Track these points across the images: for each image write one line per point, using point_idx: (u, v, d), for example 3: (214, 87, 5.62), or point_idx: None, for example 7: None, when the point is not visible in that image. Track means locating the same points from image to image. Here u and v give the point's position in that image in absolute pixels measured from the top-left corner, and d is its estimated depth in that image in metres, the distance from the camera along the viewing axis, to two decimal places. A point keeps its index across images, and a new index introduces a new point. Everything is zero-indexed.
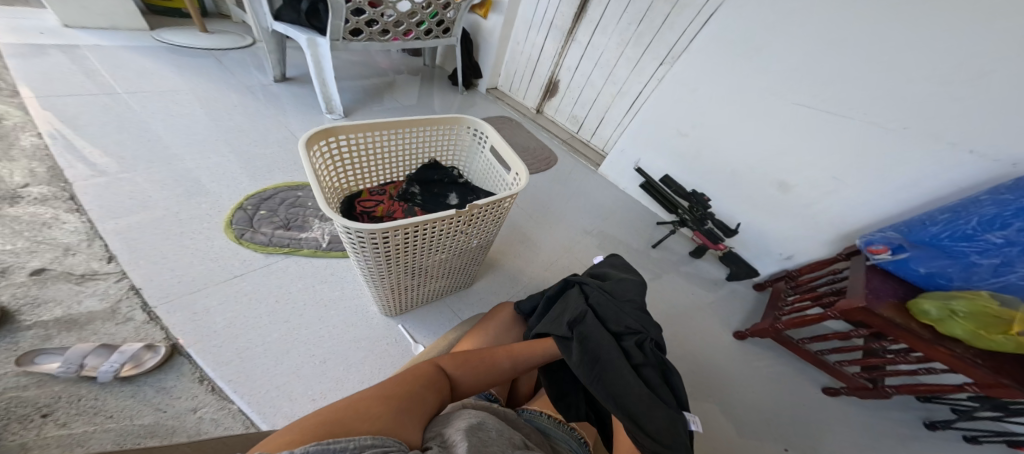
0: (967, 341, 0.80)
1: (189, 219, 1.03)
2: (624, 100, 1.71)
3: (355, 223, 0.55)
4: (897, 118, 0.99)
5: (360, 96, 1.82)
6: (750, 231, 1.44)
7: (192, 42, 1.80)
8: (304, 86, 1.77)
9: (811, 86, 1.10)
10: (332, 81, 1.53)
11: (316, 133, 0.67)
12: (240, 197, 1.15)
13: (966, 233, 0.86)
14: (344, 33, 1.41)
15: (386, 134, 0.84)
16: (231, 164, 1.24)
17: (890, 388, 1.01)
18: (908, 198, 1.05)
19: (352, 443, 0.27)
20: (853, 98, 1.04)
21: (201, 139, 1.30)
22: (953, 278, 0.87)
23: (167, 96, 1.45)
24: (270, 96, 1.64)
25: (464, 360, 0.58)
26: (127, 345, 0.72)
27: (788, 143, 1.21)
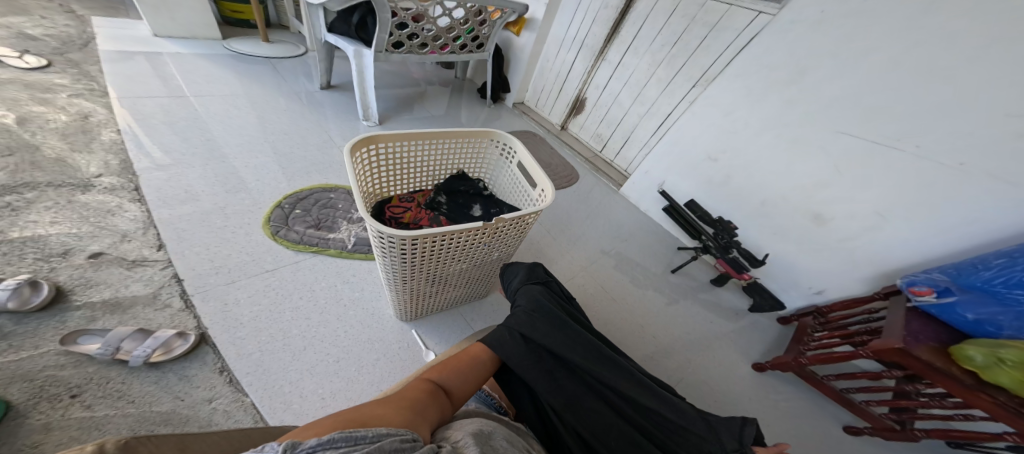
0: (1014, 390, 0.73)
1: (233, 213, 1.09)
2: (652, 121, 1.70)
3: (389, 228, 0.57)
4: (953, 152, 0.94)
5: (393, 104, 1.89)
6: (777, 262, 1.38)
7: (254, 51, 1.94)
8: (345, 93, 1.86)
9: (856, 116, 1.07)
10: (371, 89, 1.61)
11: (359, 140, 0.70)
12: (277, 195, 1.21)
13: (1023, 280, 0.80)
14: (387, 46, 1.48)
15: (421, 144, 0.87)
16: (272, 164, 1.31)
17: (921, 433, 0.93)
18: (959, 238, 0.99)
19: (372, 433, 0.28)
20: (904, 129, 1.00)
21: (246, 138, 1.38)
22: (1004, 326, 0.79)
23: (228, 99, 1.55)
24: (314, 101, 1.73)
25: (447, 368, 0.54)
26: (161, 331, 0.76)
27: (825, 174, 1.17)
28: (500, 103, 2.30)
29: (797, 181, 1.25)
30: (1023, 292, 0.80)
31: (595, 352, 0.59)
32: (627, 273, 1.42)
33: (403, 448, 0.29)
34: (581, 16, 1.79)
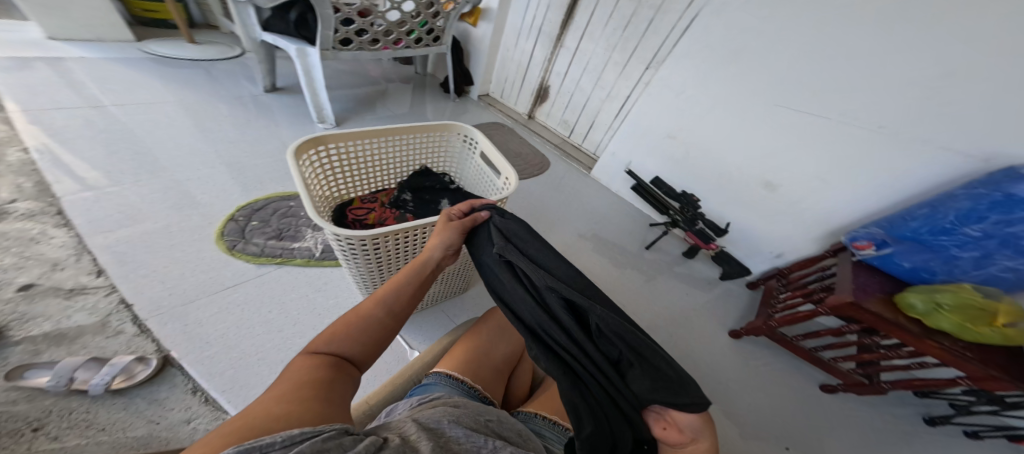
0: (954, 333, 0.82)
1: (178, 231, 1.02)
2: (613, 104, 1.74)
3: (344, 230, 0.55)
4: (873, 117, 1.03)
5: (352, 104, 1.82)
6: (739, 230, 1.46)
7: (179, 53, 1.81)
8: (293, 95, 1.78)
9: (792, 90, 1.14)
10: (323, 88, 1.54)
11: (305, 141, 0.67)
12: (229, 208, 1.14)
13: (945, 227, 0.89)
14: (333, 43, 1.42)
15: (377, 143, 0.85)
16: (221, 175, 1.24)
17: (886, 384, 1.03)
18: (888, 195, 1.08)
19: (283, 437, 0.22)
20: (835, 101, 1.07)
21: (192, 150, 1.30)
22: (937, 271, 0.89)
23: (153, 107, 1.44)
24: (266, 107, 1.65)
25: (341, 330, 0.41)
26: (117, 358, 0.70)
27: (770, 145, 1.25)
28: (465, 96, 2.27)
29: (749, 153, 1.31)
30: (947, 239, 0.89)
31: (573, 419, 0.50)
32: (605, 254, 1.46)
33: (330, 448, 0.24)
34: (535, 4, 1.79)
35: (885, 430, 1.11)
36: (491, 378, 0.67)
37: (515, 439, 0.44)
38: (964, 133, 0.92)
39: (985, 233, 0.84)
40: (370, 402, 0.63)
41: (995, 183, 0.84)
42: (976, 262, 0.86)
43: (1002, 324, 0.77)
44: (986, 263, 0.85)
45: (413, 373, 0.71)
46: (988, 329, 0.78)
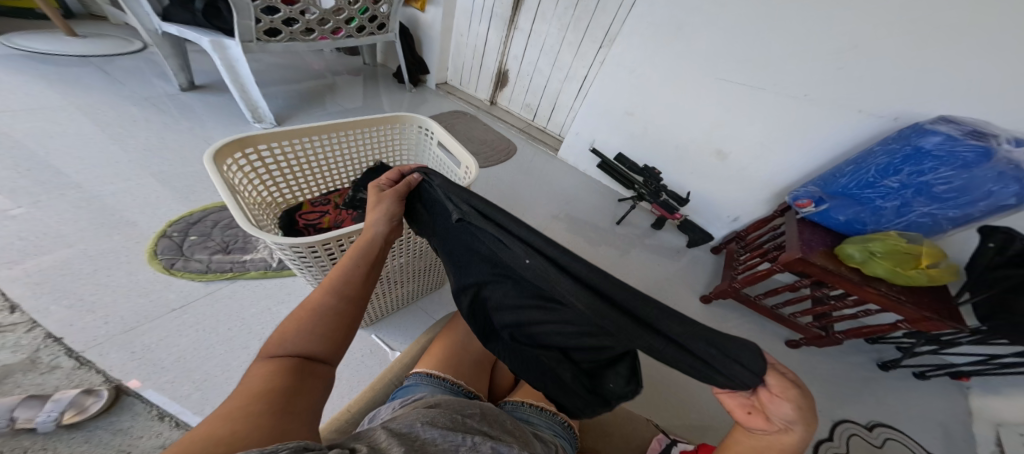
0: (888, 278, 0.91)
1: (100, 254, 0.91)
2: (573, 85, 1.74)
3: (286, 238, 0.52)
4: (803, 85, 1.10)
5: (299, 101, 1.72)
6: (701, 199, 1.53)
7: (58, 49, 1.61)
8: (221, 95, 1.65)
9: (733, 63, 1.19)
10: (253, 82, 1.41)
11: (228, 144, 0.63)
12: (160, 223, 1.03)
13: (869, 181, 0.97)
14: (258, 33, 1.32)
15: (323, 140, 0.81)
16: (149, 185, 1.13)
17: (840, 334, 1.14)
18: (824, 155, 1.16)
19: None
20: (772, 73, 1.13)
21: (109, 161, 1.16)
22: (867, 222, 0.97)
23: (43, 114, 1.27)
24: (201, 111, 1.52)
25: (293, 328, 0.39)
26: (61, 393, 0.66)
27: (719, 117, 1.30)
28: (421, 85, 2.20)
29: (702, 126, 1.36)
30: (871, 191, 0.97)
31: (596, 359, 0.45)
32: (579, 234, 1.49)
33: None
34: None
35: (845, 372, 1.21)
36: (473, 371, 0.67)
37: (497, 433, 0.43)
38: (877, 95, 1.00)
39: (902, 184, 0.92)
40: (351, 410, 0.61)
41: (903, 138, 0.93)
42: (897, 210, 0.94)
43: (926, 266, 0.87)
44: (906, 211, 0.93)
45: (393, 376, 0.68)
46: (915, 271, 0.87)
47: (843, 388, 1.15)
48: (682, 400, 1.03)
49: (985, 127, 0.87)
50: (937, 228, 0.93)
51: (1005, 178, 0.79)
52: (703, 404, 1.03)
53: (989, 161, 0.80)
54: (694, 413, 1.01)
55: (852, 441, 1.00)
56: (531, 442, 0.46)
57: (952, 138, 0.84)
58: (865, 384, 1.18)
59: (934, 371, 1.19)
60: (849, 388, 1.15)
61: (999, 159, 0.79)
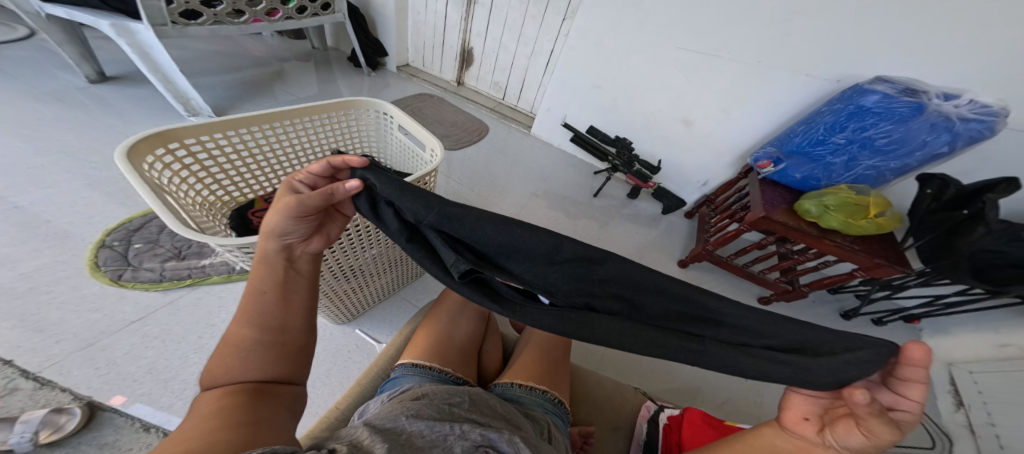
0: (843, 230, 0.96)
1: (34, 271, 0.85)
2: (539, 60, 1.70)
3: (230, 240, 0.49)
4: (754, 52, 1.13)
5: (244, 92, 1.61)
6: (672, 167, 1.56)
7: None
8: (143, 86, 1.51)
9: (689, 31, 1.19)
10: (177, 71, 1.28)
11: (145, 139, 0.56)
12: (96, 232, 0.95)
13: (819, 139, 1.00)
14: (172, 15, 1.19)
15: (268, 130, 0.76)
16: (73, 188, 1.04)
17: (805, 287, 1.21)
18: (779, 117, 1.20)
19: None
20: (728, 40, 1.15)
21: (20, 166, 1.05)
22: (820, 178, 1.03)
23: None
24: (134, 109, 1.39)
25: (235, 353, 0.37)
26: (30, 414, 0.66)
27: (682, 85, 1.31)
28: (381, 68, 2.09)
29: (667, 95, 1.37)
30: (822, 148, 1.00)
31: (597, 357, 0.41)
32: (559, 210, 1.50)
33: None
34: None
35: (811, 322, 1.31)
36: (459, 356, 0.68)
37: (487, 419, 0.45)
38: (820, 57, 1.04)
39: (849, 140, 0.96)
40: (341, 406, 0.57)
41: (847, 98, 0.96)
42: (846, 165, 0.99)
43: (874, 215, 0.92)
44: (853, 165, 0.98)
45: (380, 368, 0.66)
46: (865, 222, 0.93)
47: None
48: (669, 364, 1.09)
49: (916, 85, 0.92)
50: (881, 178, 0.99)
51: (937, 128, 0.84)
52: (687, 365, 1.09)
53: (922, 115, 0.85)
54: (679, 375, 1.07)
55: None
56: (521, 423, 0.48)
57: (889, 95, 0.88)
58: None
59: (889, 316, 1.29)
60: None
61: (930, 112, 0.83)
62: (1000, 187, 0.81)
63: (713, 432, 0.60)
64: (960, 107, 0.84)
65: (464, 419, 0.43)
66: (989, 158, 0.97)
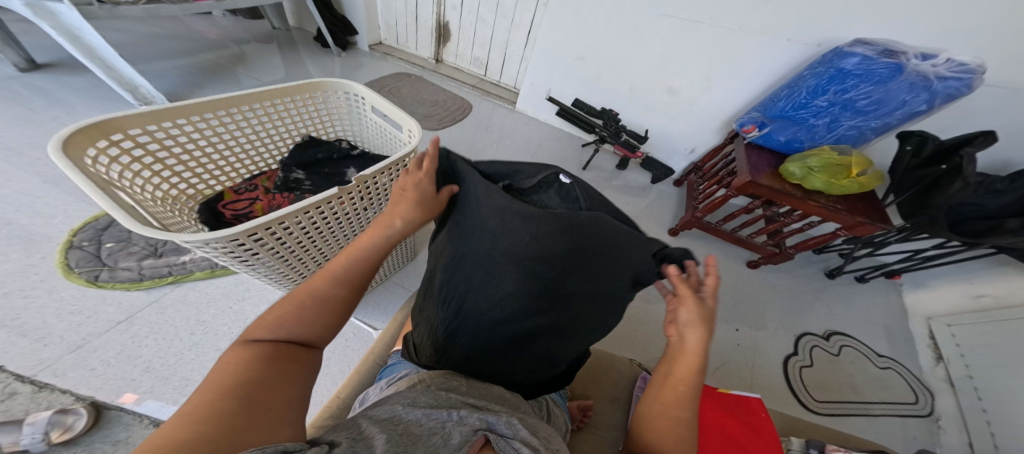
0: (826, 191, 0.97)
1: (4, 277, 0.83)
2: (520, 33, 1.63)
3: (191, 239, 0.43)
4: (736, 17, 1.10)
5: (205, 79, 1.52)
6: (659, 137, 1.54)
7: None
8: (80, 74, 1.41)
9: None
10: (117, 57, 1.17)
11: (83, 130, 0.49)
12: (60, 234, 0.92)
13: (802, 103, 0.99)
14: None
15: (228, 115, 0.71)
16: (24, 186, 0.99)
17: (792, 249, 1.23)
18: (763, 82, 1.19)
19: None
20: (709, 5, 1.11)
21: None
22: (803, 140, 1.02)
23: None
24: (83, 101, 1.30)
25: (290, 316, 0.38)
26: (35, 416, 0.67)
27: (666, 53, 1.28)
28: (352, 48, 1.99)
29: (651, 63, 1.33)
30: (806, 111, 0.99)
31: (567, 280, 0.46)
32: None
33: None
34: None
35: (798, 284, 1.34)
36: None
37: (487, 403, 0.44)
38: (795, 19, 1.03)
39: (830, 102, 0.94)
40: (342, 394, 0.59)
41: (829, 61, 0.95)
42: (828, 126, 0.98)
43: (856, 175, 0.93)
44: (835, 126, 0.97)
45: (377, 356, 0.67)
46: (848, 181, 0.93)
47: (796, 299, 1.29)
48: (665, 333, 1.13)
49: (896, 46, 0.92)
50: (863, 138, 0.99)
51: (916, 88, 0.84)
52: None
53: (901, 75, 0.84)
54: None
55: (815, 351, 1.14)
56: (520, 405, 0.48)
57: (868, 57, 0.87)
58: (820, 297, 1.31)
59: (871, 273, 1.34)
60: (802, 299, 1.29)
61: (909, 71, 0.83)
62: (977, 141, 0.83)
63: (708, 400, 0.64)
64: (937, 66, 0.83)
65: (467, 404, 0.43)
66: (969, 111, 0.97)
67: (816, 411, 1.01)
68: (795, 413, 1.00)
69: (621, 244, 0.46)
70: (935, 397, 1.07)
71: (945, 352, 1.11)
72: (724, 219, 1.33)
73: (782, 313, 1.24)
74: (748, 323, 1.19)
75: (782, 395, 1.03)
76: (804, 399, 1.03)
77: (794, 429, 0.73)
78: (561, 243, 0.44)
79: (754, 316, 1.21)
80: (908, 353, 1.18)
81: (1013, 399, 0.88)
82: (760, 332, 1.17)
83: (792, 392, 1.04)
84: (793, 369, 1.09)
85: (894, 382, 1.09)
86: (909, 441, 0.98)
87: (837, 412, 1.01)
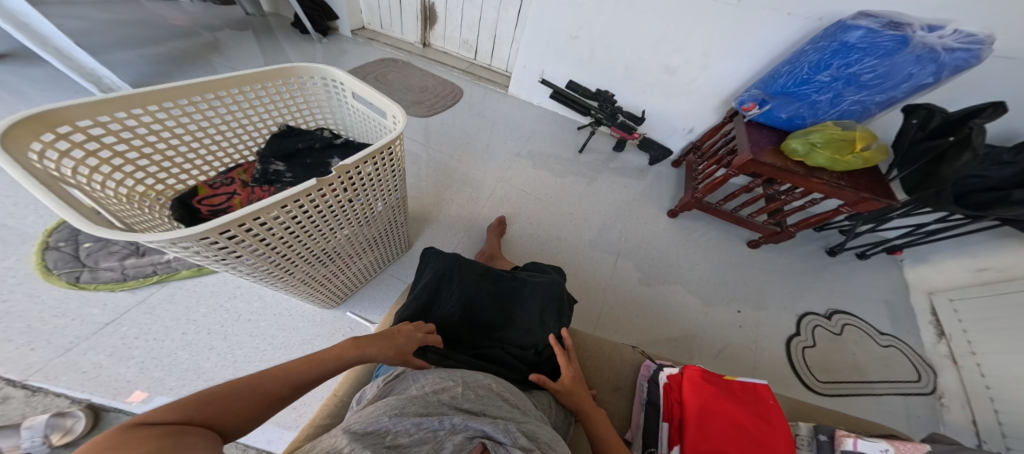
0: (829, 167, 0.94)
1: None
2: (509, 12, 1.56)
3: (152, 239, 0.40)
4: None
5: (180, 71, 1.46)
6: (656, 117, 1.49)
7: None
8: (32, 62, 1.31)
9: None
10: (74, 46, 1.11)
11: (23, 122, 0.44)
12: (33, 236, 0.89)
13: (804, 79, 0.95)
14: None
15: (191, 104, 0.68)
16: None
17: (793, 227, 1.21)
18: (762, 57, 1.14)
19: None
20: None
21: None
22: (805, 117, 0.98)
23: None
24: (49, 95, 1.23)
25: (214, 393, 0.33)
26: (33, 420, 0.67)
27: (662, 29, 1.22)
28: (335, 34, 1.92)
29: (645, 41, 1.28)
30: (808, 87, 0.95)
31: (500, 297, 0.63)
32: (543, 171, 1.46)
33: None
34: None
35: (800, 263, 1.33)
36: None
37: (481, 408, 0.43)
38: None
39: (834, 77, 0.91)
40: (338, 392, 0.56)
41: (833, 33, 0.91)
42: (831, 102, 0.94)
43: (860, 150, 0.90)
44: (838, 102, 0.94)
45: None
46: (852, 157, 0.91)
47: (797, 279, 1.27)
48: (666, 316, 1.12)
49: (901, 18, 0.88)
50: (867, 113, 0.95)
51: (922, 60, 0.80)
52: (682, 316, 1.12)
53: (907, 48, 0.81)
54: (675, 325, 1.10)
55: (816, 331, 1.14)
56: (522, 406, 0.47)
57: (873, 30, 0.83)
58: (821, 276, 1.29)
59: (872, 250, 1.33)
60: (802, 279, 1.27)
61: (915, 44, 0.79)
62: (987, 112, 0.79)
63: (714, 389, 0.61)
64: (945, 38, 0.79)
65: (461, 411, 0.41)
66: (977, 82, 0.93)
67: (818, 392, 1.01)
68: (797, 393, 1.00)
69: (528, 277, 0.68)
70: (937, 374, 1.07)
71: (947, 328, 1.10)
72: (724, 199, 1.30)
73: (782, 293, 1.23)
74: (749, 305, 1.18)
75: (783, 376, 1.03)
76: (807, 380, 1.03)
77: (800, 414, 0.73)
78: (487, 273, 0.66)
79: (754, 297, 1.20)
80: (910, 330, 1.17)
81: (1017, 374, 0.87)
82: (760, 313, 1.16)
83: (794, 372, 1.04)
84: (795, 350, 1.09)
85: (896, 361, 1.09)
86: (912, 419, 0.98)
87: (838, 391, 1.02)
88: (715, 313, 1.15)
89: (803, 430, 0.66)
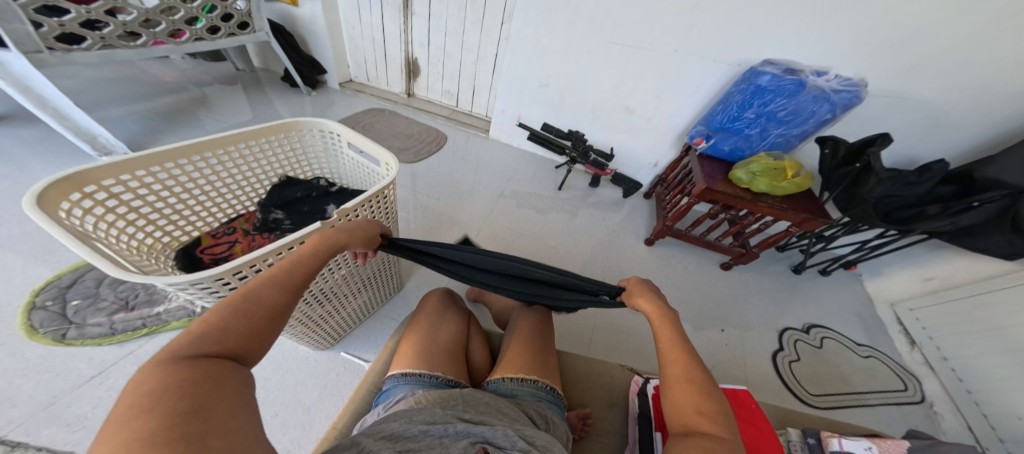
0: (771, 192, 1.08)
1: None
2: (486, 64, 1.74)
3: (173, 279, 0.45)
4: (670, 43, 1.24)
5: (173, 126, 1.52)
6: (623, 153, 1.66)
7: None
8: (22, 122, 1.34)
9: (613, 25, 1.28)
10: (73, 107, 1.16)
11: (53, 184, 0.48)
12: (20, 296, 0.87)
13: (734, 116, 1.12)
14: (45, 41, 1.03)
15: (203, 161, 0.73)
16: None
17: (756, 248, 1.34)
18: (703, 95, 1.33)
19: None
20: (649, 35, 1.25)
21: None
22: (744, 148, 1.14)
23: None
24: (39, 152, 1.25)
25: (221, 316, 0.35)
26: None
27: (618, 77, 1.41)
28: (322, 86, 2.05)
29: (605, 87, 1.47)
30: (741, 122, 1.11)
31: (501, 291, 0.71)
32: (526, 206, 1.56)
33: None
34: None
35: (767, 279, 1.44)
36: (454, 361, 0.64)
37: (481, 418, 0.46)
38: (723, 45, 1.17)
39: (757, 114, 1.07)
40: (339, 424, 0.56)
41: (747, 79, 1.09)
42: (761, 135, 1.10)
43: (792, 176, 1.05)
44: (766, 135, 1.10)
45: (372, 383, 0.64)
46: (786, 182, 1.05)
47: (765, 294, 1.38)
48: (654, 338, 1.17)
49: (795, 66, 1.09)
50: (790, 144, 1.12)
51: (819, 99, 0.99)
52: None
53: (805, 89, 0.99)
54: None
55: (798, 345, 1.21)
56: (515, 415, 0.50)
57: (777, 75, 1.01)
58: (790, 292, 1.40)
59: (830, 266, 1.45)
60: (771, 295, 1.38)
61: (811, 86, 0.98)
62: (879, 140, 0.96)
63: None
64: (830, 81, 0.99)
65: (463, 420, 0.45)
66: (874, 116, 1.13)
67: (811, 404, 1.07)
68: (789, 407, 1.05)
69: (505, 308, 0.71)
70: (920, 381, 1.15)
71: (915, 337, 1.22)
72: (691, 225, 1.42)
73: (756, 309, 1.32)
74: (728, 322, 1.26)
75: (774, 390, 1.08)
76: (800, 394, 1.09)
77: (790, 420, 0.78)
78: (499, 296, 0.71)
79: (731, 314, 1.29)
80: (884, 339, 1.27)
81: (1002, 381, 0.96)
82: (742, 330, 1.24)
83: (786, 387, 1.10)
84: (783, 365, 1.15)
85: (876, 370, 1.17)
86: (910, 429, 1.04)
87: (824, 401, 1.08)
88: (698, 332, 1.21)
89: (793, 436, 0.69)
